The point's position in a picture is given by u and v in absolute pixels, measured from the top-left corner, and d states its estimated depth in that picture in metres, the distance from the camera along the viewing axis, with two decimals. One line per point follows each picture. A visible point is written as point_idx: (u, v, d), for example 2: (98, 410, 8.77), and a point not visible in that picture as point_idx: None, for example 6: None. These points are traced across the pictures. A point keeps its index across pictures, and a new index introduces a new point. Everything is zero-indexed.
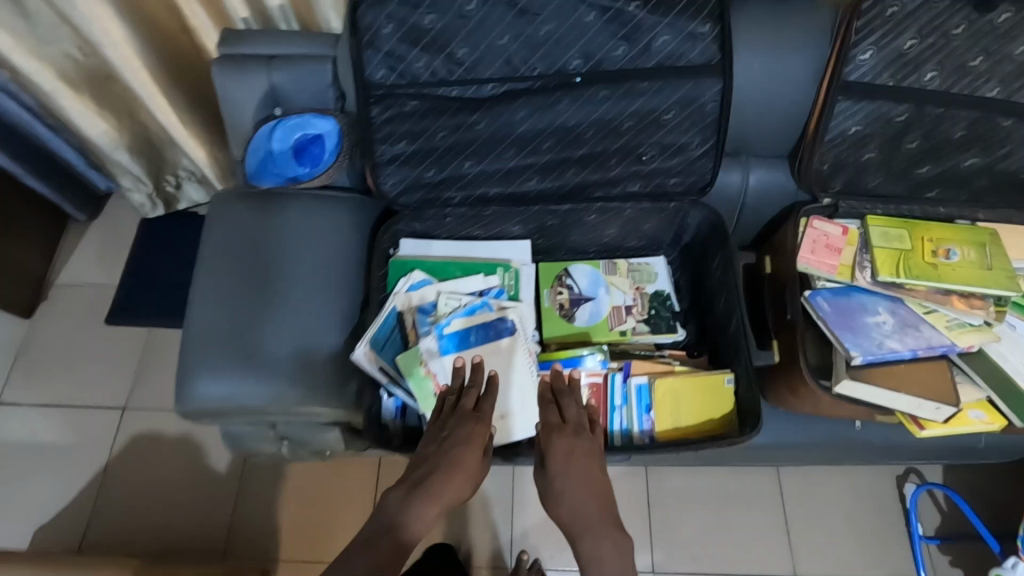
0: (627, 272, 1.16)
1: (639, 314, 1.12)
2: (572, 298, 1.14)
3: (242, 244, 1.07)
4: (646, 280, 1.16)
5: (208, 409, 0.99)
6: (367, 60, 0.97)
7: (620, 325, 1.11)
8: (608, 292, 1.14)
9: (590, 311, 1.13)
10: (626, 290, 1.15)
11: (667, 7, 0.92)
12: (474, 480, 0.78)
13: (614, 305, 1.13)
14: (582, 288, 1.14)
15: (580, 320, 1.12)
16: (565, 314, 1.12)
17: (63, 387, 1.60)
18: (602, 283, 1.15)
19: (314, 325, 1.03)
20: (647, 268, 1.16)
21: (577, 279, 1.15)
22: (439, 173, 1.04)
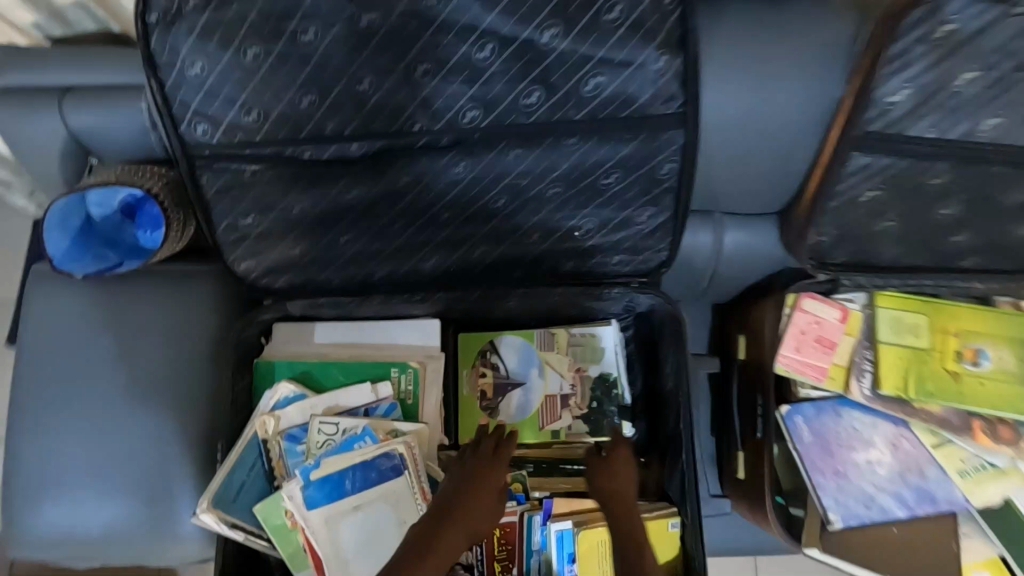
0: (567, 347, 0.90)
1: (577, 408, 0.89)
2: (498, 384, 0.90)
3: (65, 339, 0.84)
4: (592, 359, 0.89)
5: (44, 553, 0.82)
6: (177, 110, 0.67)
7: (553, 423, 0.88)
8: (541, 376, 0.90)
9: (519, 402, 0.90)
10: (564, 373, 0.90)
11: (599, 34, 0.61)
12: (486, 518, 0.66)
13: (548, 395, 0.89)
14: (512, 370, 0.91)
15: (505, 415, 0.90)
16: (487, 405, 0.90)
17: None
18: (535, 364, 0.90)
19: (165, 444, 0.83)
20: (592, 341, 0.89)
21: (505, 356, 0.91)
22: (304, 253, 0.78)
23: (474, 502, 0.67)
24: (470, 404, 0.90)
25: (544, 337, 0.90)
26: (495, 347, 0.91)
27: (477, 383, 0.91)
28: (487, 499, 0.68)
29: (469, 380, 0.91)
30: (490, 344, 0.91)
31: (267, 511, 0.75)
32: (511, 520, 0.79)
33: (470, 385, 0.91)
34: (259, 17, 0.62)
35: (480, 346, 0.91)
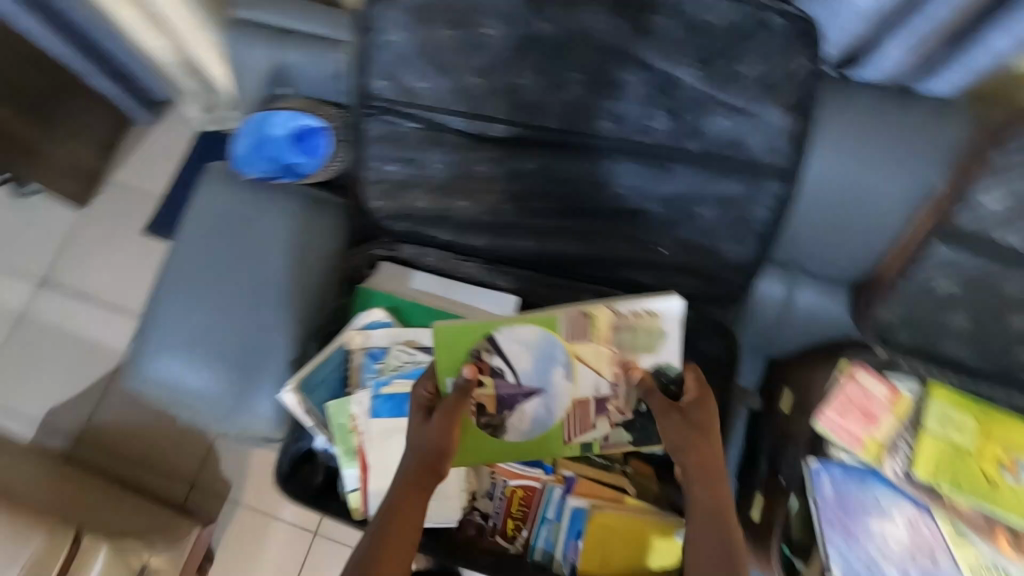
0: (609, 332, 0.82)
1: (615, 413, 0.85)
2: (501, 395, 0.85)
3: (214, 224, 0.99)
4: (647, 348, 0.83)
5: (148, 387, 0.99)
6: (371, 65, 0.83)
7: (581, 437, 0.85)
8: (568, 375, 0.84)
9: (534, 416, 0.85)
10: (603, 372, 0.84)
11: (732, 85, 0.73)
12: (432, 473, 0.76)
13: (575, 399, 0.85)
14: (523, 376, 0.84)
15: (514, 435, 0.85)
16: (486, 423, 0.84)
17: (99, 282, 1.71)
18: (559, 361, 0.83)
19: (267, 333, 0.98)
20: (652, 319, 0.81)
21: (521, 361, 0.83)
22: (427, 207, 0.91)
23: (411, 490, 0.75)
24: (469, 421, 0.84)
25: (575, 317, 0.82)
26: (497, 346, 0.83)
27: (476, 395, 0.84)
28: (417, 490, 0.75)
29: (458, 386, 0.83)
30: (487, 342, 0.82)
31: (337, 415, 0.86)
32: (534, 486, 0.87)
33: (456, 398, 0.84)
34: (461, 9, 0.77)
35: (474, 343, 0.82)
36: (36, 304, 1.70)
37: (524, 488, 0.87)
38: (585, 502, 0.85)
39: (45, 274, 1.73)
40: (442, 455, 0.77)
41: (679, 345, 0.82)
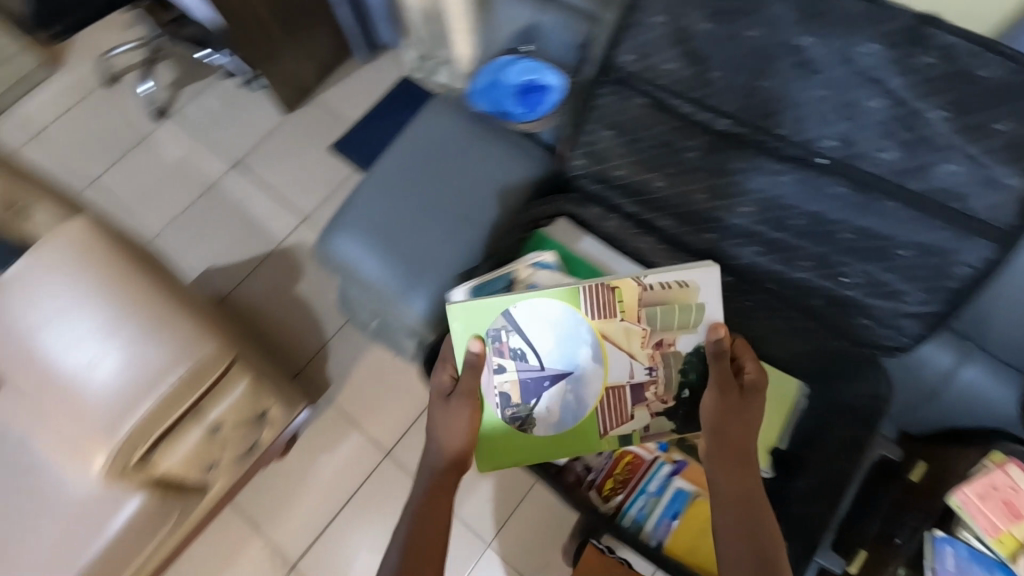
0: (637, 314, 0.90)
1: (660, 399, 0.92)
2: (526, 382, 0.92)
3: (431, 142, 1.11)
4: (681, 325, 0.90)
5: (330, 259, 1.11)
6: (624, 37, 0.92)
7: (617, 428, 0.93)
8: (597, 355, 0.92)
9: (565, 407, 0.93)
10: (637, 354, 0.92)
11: (978, 136, 0.74)
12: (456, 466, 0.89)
13: (609, 387, 0.92)
14: (546, 360, 0.92)
15: (543, 427, 0.93)
16: (514, 416, 0.93)
17: (281, 178, 1.95)
18: (586, 341, 0.91)
19: (443, 243, 1.07)
20: (685, 290, 0.89)
21: (546, 339, 0.91)
22: (624, 177, 0.99)
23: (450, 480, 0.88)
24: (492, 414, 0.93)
25: (601, 289, 0.90)
26: (514, 326, 0.91)
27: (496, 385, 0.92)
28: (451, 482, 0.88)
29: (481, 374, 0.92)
30: (506, 319, 0.90)
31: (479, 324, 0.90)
32: (646, 457, 0.94)
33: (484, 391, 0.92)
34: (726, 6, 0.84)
35: (493, 321, 0.90)
36: (225, 180, 1.96)
37: (637, 456, 0.95)
38: (690, 487, 0.91)
39: (239, 158, 1.99)
40: (466, 455, 0.90)
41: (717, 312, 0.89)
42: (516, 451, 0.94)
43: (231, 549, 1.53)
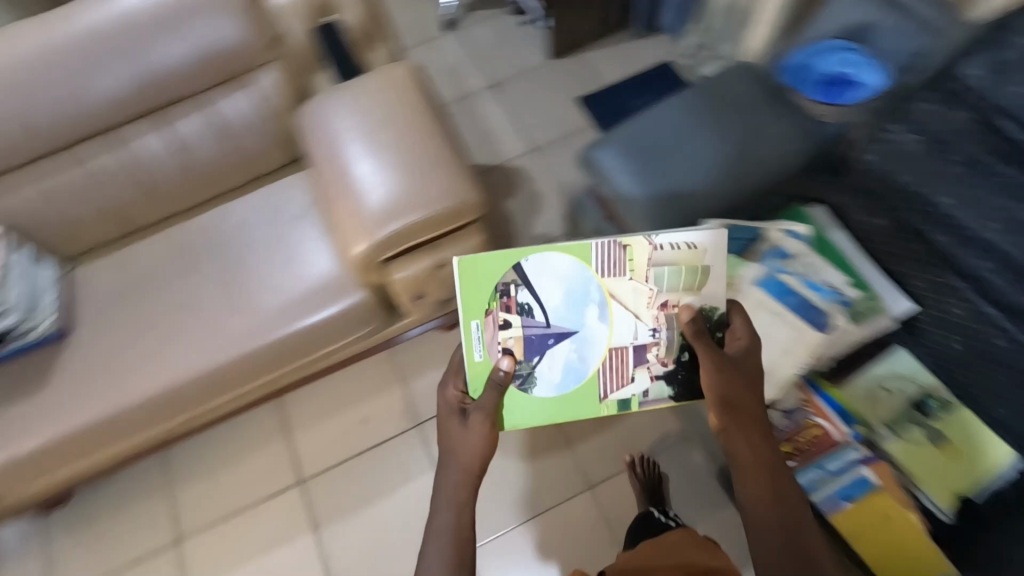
0: (647, 273, 1.06)
1: (665, 357, 1.07)
2: (531, 340, 1.06)
3: (724, 98, 1.24)
4: (685, 286, 1.07)
5: (595, 160, 1.25)
6: (979, 49, 0.94)
7: (617, 394, 1.08)
8: (608, 311, 1.06)
9: (568, 368, 1.06)
10: (643, 315, 1.06)
11: None
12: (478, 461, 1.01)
13: (612, 348, 1.06)
14: (552, 319, 1.06)
15: (547, 387, 1.06)
16: (518, 374, 1.06)
17: (526, 109, 2.14)
18: (597, 300, 1.06)
19: (703, 181, 1.17)
20: (694, 253, 1.06)
21: (551, 298, 1.05)
22: (912, 182, 1.04)
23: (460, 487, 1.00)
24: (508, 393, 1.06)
25: (611, 250, 1.06)
26: (524, 282, 1.06)
27: (498, 354, 1.06)
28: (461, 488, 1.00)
29: (484, 329, 1.06)
30: (517, 273, 1.05)
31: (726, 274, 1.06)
32: (835, 439, 1.12)
33: (487, 346, 1.06)
34: None
35: (503, 275, 1.05)
36: (478, 95, 2.20)
37: (826, 435, 1.13)
38: (874, 479, 1.08)
39: (497, 82, 2.22)
40: (483, 457, 1.01)
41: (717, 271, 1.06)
42: (521, 412, 1.07)
43: (375, 385, 1.72)
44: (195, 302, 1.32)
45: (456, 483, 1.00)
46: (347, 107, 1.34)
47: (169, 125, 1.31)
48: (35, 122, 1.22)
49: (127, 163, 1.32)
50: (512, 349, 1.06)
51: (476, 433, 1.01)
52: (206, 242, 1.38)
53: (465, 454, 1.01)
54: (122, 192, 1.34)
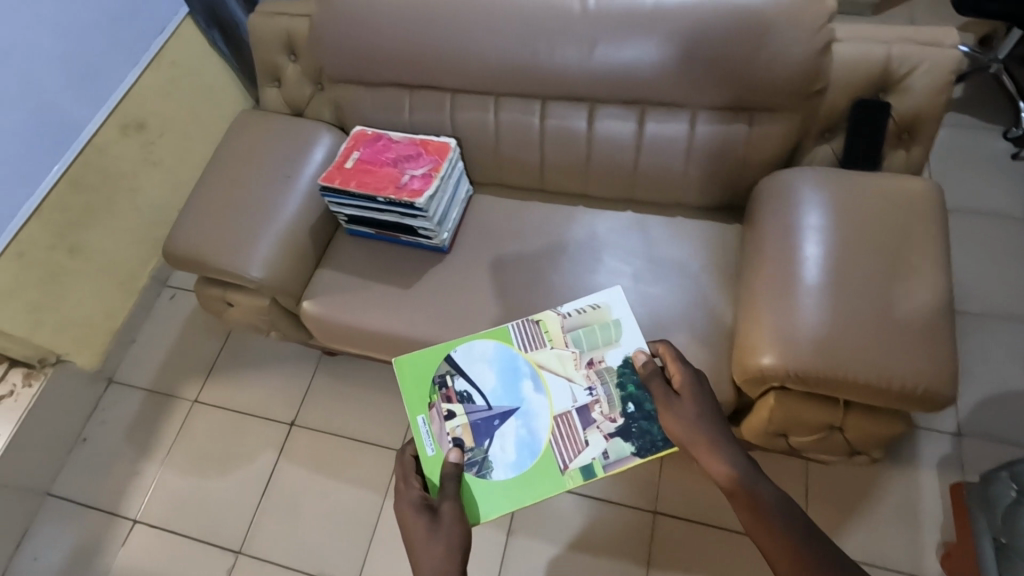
0: (564, 342, 1.17)
1: (609, 416, 1.11)
2: (478, 425, 1.11)
3: None
4: (607, 342, 1.17)
5: None
6: None
7: (578, 459, 1.07)
8: (542, 385, 1.14)
9: (518, 444, 1.09)
10: (573, 377, 1.15)
11: None
12: (455, 558, 0.93)
13: (557, 415, 1.11)
14: (493, 402, 1.13)
15: (504, 472, 1.07)
16: (474, 463, 1.08)
17: (961, 255, 1.70)
18: (526, 377, 1.15)
19: None
20: (600, 311, 1.19)
21: (483, 377, 1.16)
22: None
23: None
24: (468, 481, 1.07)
25: (527, 329, 1.20)
26: (458, 371, 1.17)
27: (448, 436, 1.10)
28: None
29: (431, 421, 1.12)
30: (450, 364, 1.17)
31: None
32: None
33: (437, 437, 1.10)
34: None
35: (438, 368, 1.17)
36: None
37: None
38: None
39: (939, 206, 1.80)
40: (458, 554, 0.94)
41: (628, 324, 1.17)
42: (493, 502, 1.05)
43: None
44: (564, 296, 1.27)
45: None
46: (816, 202, 1.13)
47: (648, 122, 1.21)
48: (545, 65, 1.20)
49: (585, 138, 1.26)
50: (458, 434, 1.11)
51: (442, 534, 0.96)
52: (602, 242, 1.31)
53: (431, 559, 0.93)
54: (562, 158, 1.30)
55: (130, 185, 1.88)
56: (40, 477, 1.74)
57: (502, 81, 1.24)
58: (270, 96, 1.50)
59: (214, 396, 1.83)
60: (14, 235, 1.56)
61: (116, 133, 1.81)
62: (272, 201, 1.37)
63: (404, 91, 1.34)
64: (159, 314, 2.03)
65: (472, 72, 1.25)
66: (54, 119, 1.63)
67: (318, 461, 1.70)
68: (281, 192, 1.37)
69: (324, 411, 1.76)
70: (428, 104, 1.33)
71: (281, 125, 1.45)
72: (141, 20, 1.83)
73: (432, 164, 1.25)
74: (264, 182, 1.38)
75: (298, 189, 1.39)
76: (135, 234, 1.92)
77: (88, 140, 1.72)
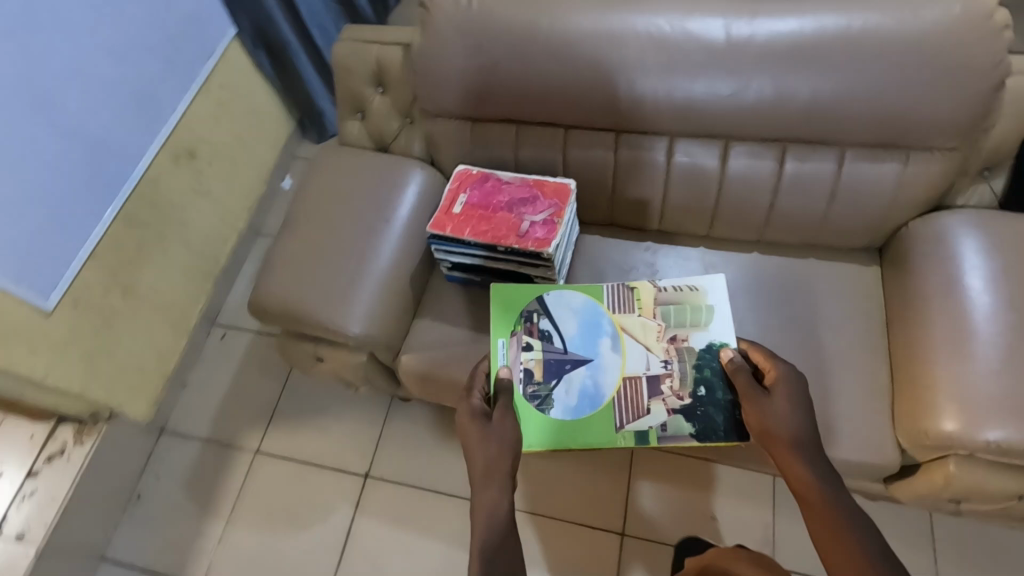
0: (651, 312, 1.18)
1: (675, 389, 1.12)
2: (551, 363, 1.15)
3: None
4: (693, 324, 1.15)
5: None
6: None
7: (636, 423, 1.10)
8: (618, 346, 1.16)
9: (582, 390, 1.13)
10: (650, 348, 1.15)
11: None
12: (508, 456, 0.98)
13: (625, 376, 1.13)
14: (571, 347, 1.16)
15: (567, 410, 1.12)
16: (540, 392, 1.13)
17: None
18: (605, 338, 1.16)
19: None
20: (694, 294, 1.17)
21: (567, 328, 1.18)
22: None
23: (483, 480, 0.95)
24: (525, 406, 1.11)
25: (620, 291, 1.21)
26: (545, 311, 1.18)
27: (519, 365, 1.14)
28: (483, 485, 0.94)
29: (510, 346, 1.15)
30: (540, 305, 1.19)
31: None
32: None
33: (510, 360, 1.15)
34: None
35: (529, 303, 1.20)
36: None
37: None
38: None
39: None
40: (512, 455, 0.99)
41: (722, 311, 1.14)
42: (549, 434, 1.10)
43: (748, 490, 1.49)
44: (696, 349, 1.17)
45: (492, 494, 0.92)
46: (981, 249, 1.06)
47: (788, 161, 1.13)
48: (679, 100, 1.11)
49: (716, 177, 1.17)
50: (529, 363, 1.15)
51: (498, 435, 1.01)
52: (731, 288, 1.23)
53: (489, 448, 0.99)
54: (687, 198, 1.21)
55: (182, 219, 1.76)
56: (94, 539, 1.61)
57: (628, 117, 1.15)
58: (353, 129, 1.38)
59: (278, 445, 1.72)
60: (70, 283, 1.44)
61: (168, 163, 1.69)
62: (368, 246, 1.25)
63: (511, 125, 1.24)
64: (209, 354, 1.90)
65: (594, 106, 1.15)
66: (108, 152, 1.52)
67: (397, 516, 1.59)
68: (378, 235, 1.26)
69: (400, 460, 1.65)
70: (538, 140, 1.23)
71: (368, 161, 1.34)
72: (190, 40, 1.70)
73: (553, 209, 1.15)
74: (357, 225, 1.27)
75: (394, 233, 1.27)
76: (187, 271, 1.79)
77: (143, 173, 1.62)
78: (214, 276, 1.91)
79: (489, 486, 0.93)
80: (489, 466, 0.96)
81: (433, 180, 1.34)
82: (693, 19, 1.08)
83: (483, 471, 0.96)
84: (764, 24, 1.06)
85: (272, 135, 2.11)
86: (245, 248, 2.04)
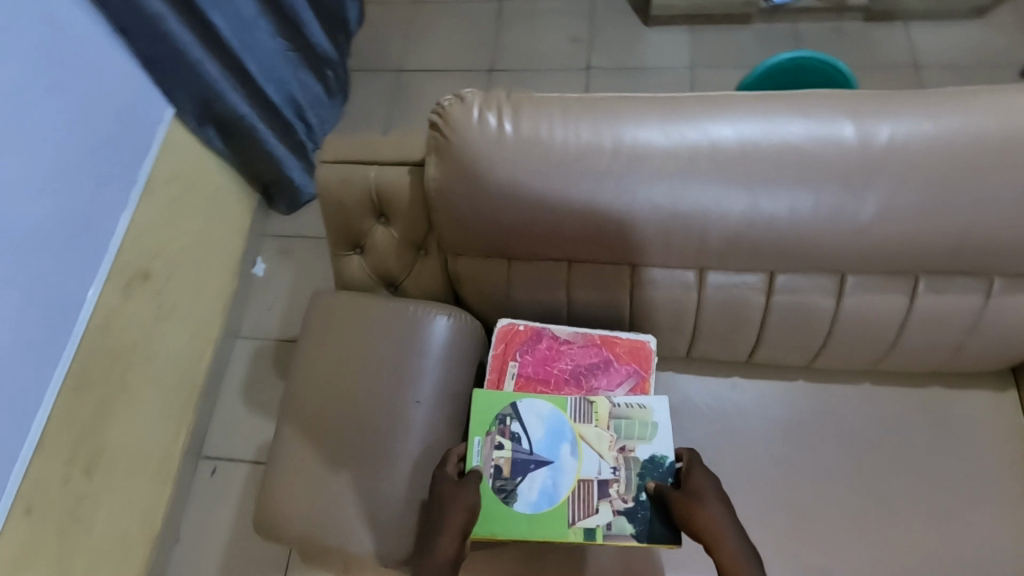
0: (603, 421, 0.95)
1: (619, 496, 0.91)
2: (517, 461, 0.93)
3: None
4: (640, 437, 0.94)
5: None
6: None
7: (583, 520, 0.89)
8: (572, 453, 0.93)
9: (542, 489, 0.91)
10: (601, 454, 0.93)
11: None
12: (470, 515, 0.87)
13: (580, 479, 0.91)
14: (541, 448, 0.94)
15: (522, 505, 0.90)
16: (502, 487, 0.91)
17: None
18: (567, 439, 0.94)
19: None
20: (644, 410, 0.95)
21: (531, 428, 0.95)
22: None
23: (438, 541, 0.84)
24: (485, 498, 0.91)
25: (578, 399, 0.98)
26: (519, 415, 0.95)
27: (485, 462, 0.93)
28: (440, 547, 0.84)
29: (483, 444, 0.94)
30: (513, 408, 0.96)
31: None
32: None
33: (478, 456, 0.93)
34: None
35: (505, 404, 0.96)
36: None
37: None
38: None
39: None
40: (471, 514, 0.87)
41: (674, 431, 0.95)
42: (495, 520, 0.89)
43: None
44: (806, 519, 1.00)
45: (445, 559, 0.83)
46: None
47: (924, 296, 0.89)
48: (788, 236, 0.85)
49: (833, 316, 0.93)
50: (495, 462, 0.93)
51: (469, 487, 0.89)
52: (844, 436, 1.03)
53: (453, 505, 0.87)
54: (792, 336, 0.98)
55: (148, 354, 1.44)
56: None
57: (722, 254, 0.90)
58: (353, 267, 1.10)
59: None
60: (17, 491, 1.14)
61: (119, 293, 1.36)
62: (398, 437, 1.00)
63: (560, 262, 0.97)
64: (200, 495, 1.62)
65: (673, 246, 0.90)
66: (42, 304, 1.18)
67: None
68: (410, 419, 1.01)
69: None
70: (597, 282, 0.97)
71: (381, 317, 1.06)
72: (124, 135, 1.35)
73: (634, 378, 0.99)
74: (382, 408, 1.02)
75: (429, 413, 1.01)
76: (162, 411, 1.49)
77: (87, 320, 1.28)
78: (193, 404, 1.61)
79: (444, 553, 0.83)
80: (453, 524, 0.86)
81: (466, 327, 1.07)
82: (800, 131, 0.82)
83: (440, 534, 0.85)
84: (905, 135, 0.80)
85: (237, 218, 1.77)
86: (223, 358, 1.74)
